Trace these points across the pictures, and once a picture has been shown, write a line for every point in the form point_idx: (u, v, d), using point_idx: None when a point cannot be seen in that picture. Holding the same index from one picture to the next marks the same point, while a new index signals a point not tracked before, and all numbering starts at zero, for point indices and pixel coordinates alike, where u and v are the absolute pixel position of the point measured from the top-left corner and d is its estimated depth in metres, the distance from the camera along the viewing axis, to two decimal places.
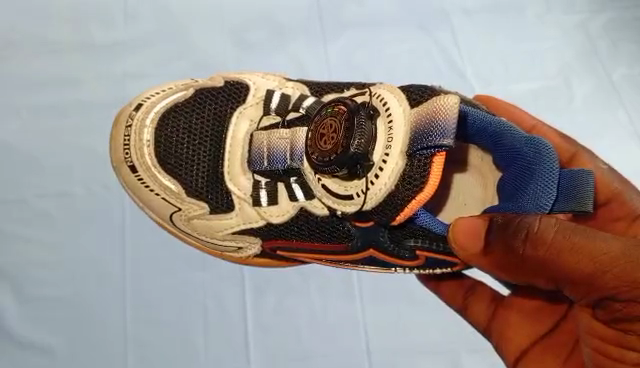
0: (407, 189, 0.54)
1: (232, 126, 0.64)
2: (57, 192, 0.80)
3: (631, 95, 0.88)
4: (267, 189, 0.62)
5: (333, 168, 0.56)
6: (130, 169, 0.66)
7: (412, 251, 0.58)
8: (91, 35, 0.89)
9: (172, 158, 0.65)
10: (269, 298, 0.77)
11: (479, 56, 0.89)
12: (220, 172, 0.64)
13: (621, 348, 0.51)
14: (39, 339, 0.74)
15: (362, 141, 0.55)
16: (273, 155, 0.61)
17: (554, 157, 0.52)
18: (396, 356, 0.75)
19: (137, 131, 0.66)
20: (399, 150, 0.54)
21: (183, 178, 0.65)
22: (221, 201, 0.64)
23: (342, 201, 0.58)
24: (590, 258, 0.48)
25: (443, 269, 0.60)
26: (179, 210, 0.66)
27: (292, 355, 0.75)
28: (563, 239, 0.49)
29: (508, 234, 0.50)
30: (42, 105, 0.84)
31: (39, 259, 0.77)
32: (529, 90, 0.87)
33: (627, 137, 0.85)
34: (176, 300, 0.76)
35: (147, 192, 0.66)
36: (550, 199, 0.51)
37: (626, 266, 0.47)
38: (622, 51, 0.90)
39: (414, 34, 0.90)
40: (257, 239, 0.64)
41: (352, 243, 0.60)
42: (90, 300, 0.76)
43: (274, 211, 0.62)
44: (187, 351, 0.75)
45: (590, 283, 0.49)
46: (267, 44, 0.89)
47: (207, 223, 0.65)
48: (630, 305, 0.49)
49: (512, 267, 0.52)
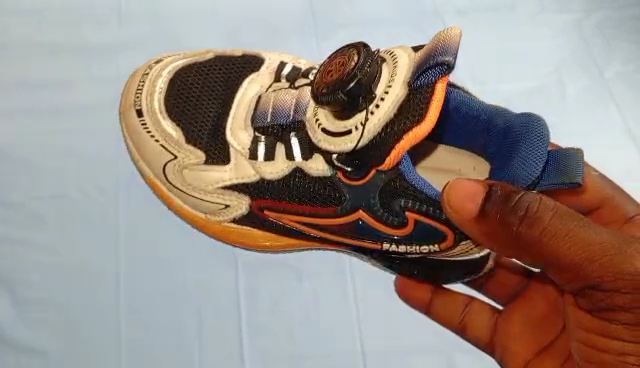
0: (405, 118, 0.59)
1: (243, 88, 0.72)
2: (52, 194, 0.79)
3: (625, 94, 0.88)
4: (266, 142, 0.68)
5: (338, 95, 0.60)
6: (137, 114, 0.73)
7: (401, 213, 0.63)
8: (86, 38, 0.89)
9: (178, 109, 0.72)
10: (265, 298, 0.76)
11: (475, 56, 0.90)
12: (221, 127, 0.70)
13: (607, 339, 0.57)
14: (32, 342, 0.73)
15: (367, 72, 0.60)
16: (278, 112, 0.67)
17: (545, 136, 0.58)
18: (391, 356, 0.75)
19: (152, 81, 0.74)
20: (399, 83, 0.60)
21: (185, 126, 0.71)
22: (218, 153, 0.70)
23: (340, 140, 0.62)
24: (580, 247, 0.53)
25: (427, 245, 0.65)
26: (175, 159, 0.71)
27: (288, 356, 0.74)
28: (559, 225, 0.53)
29: (508, 207, 0.53)
30: (35, 107, 0.84)
31: (34, 261, 0.76)
32: (524, 89, 0.87)
33: (621, 134, 0.85)
34: (172, 300, 0.75)
35: (148, 138, 0.72)
36: (538, 168, 0.57)
37: (608, 259, 0.53)
38: (616, 50, 0.91)
39: (409, 36, 0.91)
40: (246, 196, 0.70)
41: (342, 204, 0.66)
42: (84, 301, 0.75)
43: (269, 168, 0.68)
44: (182, 352, 0.74)
45: (575, 271, 0.54)
46: (262, 46, 0.90)
47: (198, 175, 0.70)
48: (612, 294, 0.54)
49: (496, 235, 0.54)
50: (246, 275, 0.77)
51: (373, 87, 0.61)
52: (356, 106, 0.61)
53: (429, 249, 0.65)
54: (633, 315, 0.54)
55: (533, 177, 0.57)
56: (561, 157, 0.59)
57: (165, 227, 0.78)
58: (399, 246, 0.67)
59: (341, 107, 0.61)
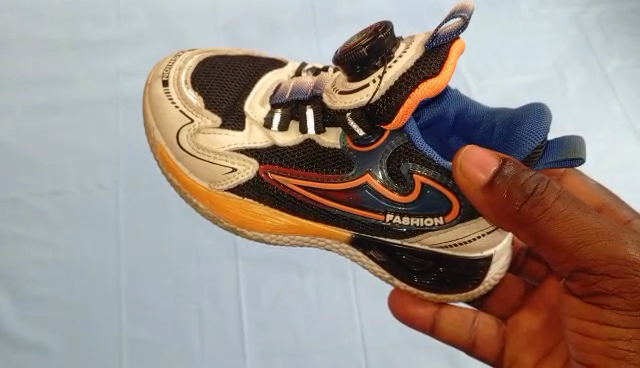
0: (422, 70, 0.56)
1: (266, 77, 0.68)
2: (53, 190, 0.79)
3: (626, 87, 0.87)
4: (282, 112, 0.63)
5: (358, 50, 0.57)
6: (161, 82, 0.67)
7: (409, 179, 0.58)
8: (86, 36, 0.90)
9: (204, 82, 0.67)
10: (265, 294, 0.76)
11: (472, 53, 0.89)
12: (241, 102, 0.66)
13: (605, 326, 0.54)
14: (31, 338, 0.72)
15: (387, 33, 0.58)
16: (296, 90, 0.63)
17: (545, 113, 0.56)
18: (393, 352, 0.74)
19: (183, 58, 0.69)
20: (416, 46, 0.57)
21: (206, 96, 0.66)
22: (235, 121, 0.64)
23: (356, 96, 0.58)
24: (578, 230, 0.52)
25: (429, 218, 0.59)
26: (190, 124, 0.64)
27: (289, 352, 0.73)
28: (561, 207, 0.52)
29: (515, 182, 0.52)
30: (34, 104, 0.84)
31: (34, 257, 0.76)
32: (525, 82, 0.87)
33: (622, 128, 0.84)
34: (173, 296, 0.75)
35: (166, 103, 0.66)
36: (535, 141, 0.54)
37: (601, 244, 0.51)
38: (616, 43, 0.91)
39: (407, 30, 0.92)
40: (254, 162, 0.62)
41: (349, 171, 0.60)
42: (85, 297, 0.74)
43: (280, 136, 0.63)
44: (182, 348, 0.73)
45: (569, 254, 0.52)
46: (261, 42, 0.90)
47: (213, 137, 0.63)
48: (603, 278, 0.52)
49: (500, 210, 0.53)
50: (247, 270, 0.77)
51: (394, 49, 0.58)
52: (374, 66, 0.58)
53: (434, 224, 0.60)
54: (625, 300, 0.52)
55: (530, 151, 0.55)
56: (562, 141, 0.56)
57: (167, 224, 0.78)
58: (405, 225, 0.60)
59: (360, 65, 0.58)
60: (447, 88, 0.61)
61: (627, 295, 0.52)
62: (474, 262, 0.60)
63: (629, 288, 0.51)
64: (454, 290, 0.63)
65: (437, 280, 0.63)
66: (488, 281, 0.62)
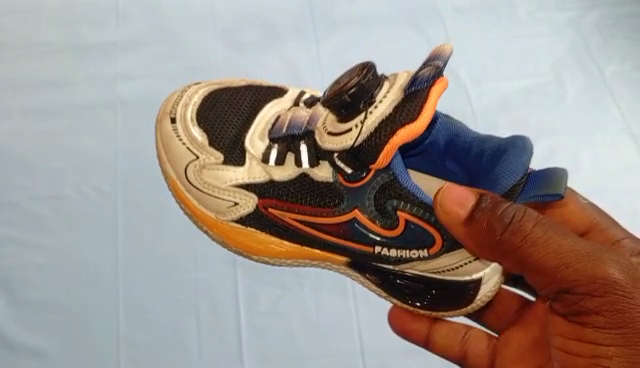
0: (402, 116, 0.56)
1: (267, 107, 0.66)
2: (50, 194, 0.79)
3: (624, 91, 0.87)
4: (279, 148, 0.63)
5: (341, 97, 0.57)
6: (169, 120, 0.67)
7: (393, 214, 0.60)
8: (84, 38, 0.90)
9: (208, 117, 0.66)
10: (263, 298, 0.76)
11: (472, 54, 0.89)
12: (242, 137, 0.65)
13: (588, 345, 0.55)
14: (28, 342, 0.72)
15: (370, 77, 0.58)
16: (292, 124, 0.63)
17: (527, 149, 0.56)
18: (390, 357, 0.74)
19: (191, 92, 0.69)
20: (397, 91, 0.57)
21: (210, 132, 0.66)
22: (236, 156, 0.65)
23: (341, 139, 0.59)
24: (558, 253, 0.53)
25: (414, 250, 0.61)
26: (195, 160, 0.65)
27: (287, 356, 0.73)
28: (540, 233, 0.53)
29: (494, 214, 0.54)
30: (32, 107, 0.84)
31: (31, 261, 0.76)
32: (523, 86, 0.87)
33: (619, 133, 0.84)
34: (170, 300, 0.75)
35: (174, 140, 0.66)
36: (514, 177, 0.55)
37: (580, 265, 0.53)
38: (614, 47, 0.91)
39: (405, 32, 0.92)
40: (253, 196, 0.64)
41: (338, 204, 0.61)
42: (82, 301, 0.74)
43: (277, 170, 0.63)
44: (180, 352, 0.73)
45: (551, 276, 0.54)
46: (260, 45, 0.90)
47: (217, 173, 0.65)
48: (584, 298, 0.53)
49: (483, 241, 0.55)
50: (245, 274, 0.76)
51: (376, 91, 0.58)
52: (357, 110, 0.58)
53: (419, 255, 0.61)
54: (607, 318, 0.53)
55: (510, 186, 0.55)
56: (545, 173, 0.57)
57: (164, 228, 0.78)
58: (397, 256, 0.62)
59: (345, 108, 0.58)
60: (437, 116, 0.61)
61: (608, 313, 0.53)
62: (464, 285, 0.61)
63: (610, 306, 0.53)
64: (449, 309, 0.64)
65: (432, 299, 0.64)
66: (479, 299, 0.62)
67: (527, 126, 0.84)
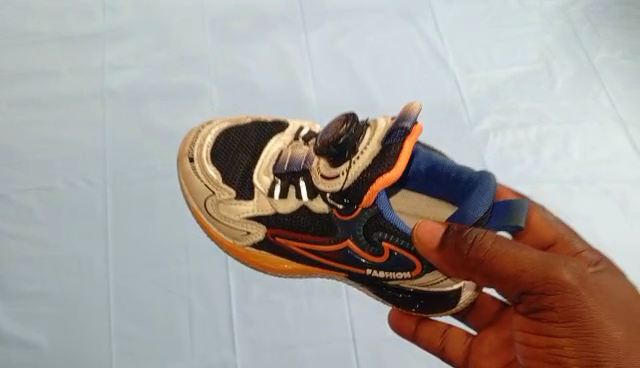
0: (380, 166, 0.62)
1: (272, 142, 0.72)
2: (39, 186, 0.79)
3: (613, 79, 0.87)
4: (282, 183, 0.69)
5: (328, 149, 0.64)
6: (188, 159, 0.73)
7: (379, 243, 0.65)
8: (72, 29, 0.89)
9: (221, 156, 0.72)
10: (255, 289, 0.75)
11: (461, 44, 0.90)
12: (251, 174, 0.70)
13: (543, 336, 0.56)
14: (17, 334, 0.71)
15: (351, 131, 0.64)
16: (293, 161, 0.69)
17: (490, 186, 0.59)
18: (383, 348, 0.73)
19: (205, 132, 0.74)
20: (375, 142, 0.63)
21: (223, 168, 0.71)
22: (246, 190, 0.70)
23: (330, 182, 0.64)
24: (517, 264, 0.56)
25: (399, 272, 0.66)
26: (212, 195, 0.71)
27: (279, 346, 0.73)
28: (499, 247, 0.57)
29: (457, 235, 0.57)
30: (20, 99, 0.84)
31: (20, 253, 0.75)
32: (512, 75, 0.87)
33: (609, 120, 0.84)
34: (162, 292, 0.74)
35: (193, 178, 0.72)
36: (479, 210, 0.58)
37: (534, 270, 0.56)
38: (604, 35, 0.91)
39: (395, 21, 0.91)
40: (262, 226, 0.70)
41: (333, 233, 0.67)
42: (73, 294, 0.73)
43: (282, 203, 0.68)
44: (172, 343, 0.72)
45: (511, 283, 0.56)
46: (249, 35, 0.90)
47: (231, 208, 0.70)
48: (540, 297, 0.56)
49: (454, 261, 0.58)
50: (236, 266, 0.76)
51: (358, 142, 0.64)
52: (344, 159, 0.64)
53: (403, 277, 0.66)
54: (558, 312, 0.55)
55: (477, 217, 0.58)
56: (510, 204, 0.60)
57: (154, 220, 0.78)
58: (386, 277, 0.67)
59: (333, 158, 0.64)
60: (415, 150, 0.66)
61: (559, 308, 0.55)
62: (446, 294, 0.67)
63: (561, 302, 0.55)
64: (439, 311, 0.68)
65: (425, 303, 0.68)
66: (462, 303, 0.68)
67: (518, 115, 0.84)
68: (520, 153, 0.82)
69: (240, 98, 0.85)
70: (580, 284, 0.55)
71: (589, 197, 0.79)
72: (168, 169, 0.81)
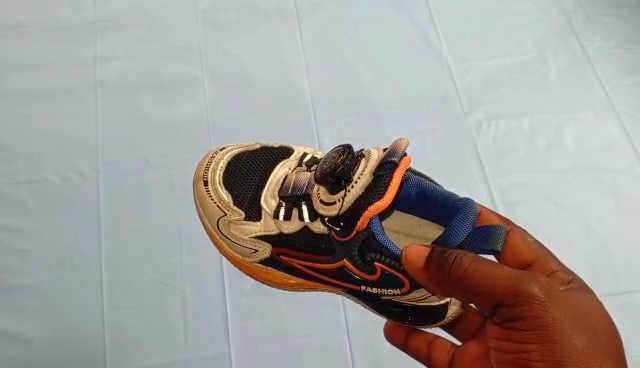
0: (373, 194, 0.58)
1: (278, 168, 0.70)
2: (31, 178, 0.78)
3: (607, 68, 0.87)
4: (286, 205, 0.65)
5: (326, 178, 0.60)
6: (203, 183, 0.71)
7: (371, 263, 0.61)
8: (62, 20, 0.89)
9: (233, 179, 0.70)
10: (249, 280, 0.75)
11: (455, 34, 0.89)
12: (259, 196, 0.68)
13: (515, 344, 0.52)
14: (10, 327, 0.71)
15: (345, 159, 0.60)
16: (297, 184, 0.65)
17: (471, 213, 0.55)
18: (378, 337, 0.72)
19: (220, 157, 0.72)
20: (369, 171, 0.59)
21: (234, 190, 0.69)
22: (255, 210, 0.67)
23: (326, 207, 0.61)
24: (493, 279, 0.51)
25: (390, 289, 0.62)
26: (224, 215, 0.68)
27: (273, 336, 0.72)
28: (479, 265, 0.52)
29: (439, 255, 0.53)
30: (11, 91, 0.83)
31: (12, 246, 0.74)
32: (505, 65, 0.87)
33: (602, 110, 0.84)
34: (155, 284, 0.74)
35: (207, 200, 0.70)
36: (461, 234, 0.54)
37: (506, 283, 0.51)
38: (597, 24, 0.91)
39: (388, 11, 0.91)
40: (267, 245, 0.67)
41: (329, 251, 0.63)
42: (65, 286, 0.73)
43: (285, 223, 0.65)
44: (166, 335, 0.71)
45: (487, 299, 0.52)
46: (242, 25, 0.89)
47: (241, 227, 0.67)
48: (512, 308, 0.51)
49: (436, 279, 0.54)
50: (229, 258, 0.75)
51: (354, 171, 0.60)
52: (341, 187, 0.60)
53: (394, 293, 0.62)
54: (526, 321, 0.50)
55: (458, 241, 0.54)
56: (494, 230, 0.56)
57: (147, 212, 0.77)
58: (380, 293, 0.63)
59: (331, 185, 0.60)
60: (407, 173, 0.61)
61: (529, 318, 0.50)
62: (433, 308, 0.62)
63: (531, 312, 0.50)
64: (428, 322, 0.64)
65: (415, 317, 0.64)
66: (449, 315, 0.63)
67: (511, 105, 0.84)
68: (514, 143, 0.81)
69: (233, 88, 0.85)
70: (547, 297, 0.50)
71: (583, 187, 0.79)
72: (161, 160, 0.80)
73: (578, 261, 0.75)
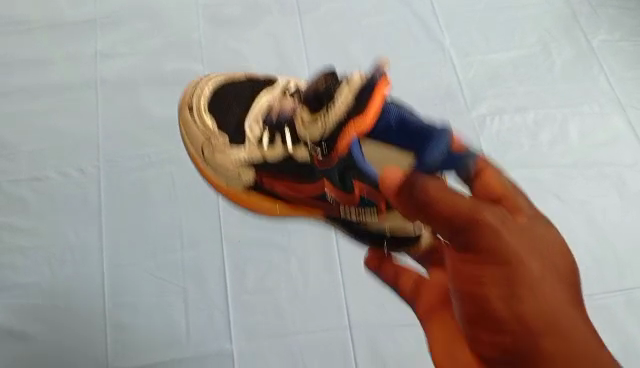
0: (355, 105, 0.51)
1: (263, 93, 0.63)
2: (32, 176, 0.78)
3: (612, 60, 0.86)
4: (269, 126, 0.60)
5: (311, 96, 0.53)
6: (188, 110, 0.65)
7: (349, 185, 0.54)
8: (63, 17, 0.89)
9: (218, 102, 0.64)
10: (250, 276, 0.73)
11: (458, 28, 0.89)
12: (242, 125, 0.62)
13: (475, 284, 0.39)
14: (10, 325, 0.70)
15: (325, 79, 0.53)
16: (281, 111, 0.60)
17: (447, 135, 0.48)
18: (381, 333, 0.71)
19: (205, 86, 0.66)
20: (347, 91, 0.51)
21: (218, 118, 0.63)
22: (238, 134, 0.62)
23: (303, 125, 0.55)
24: (455, 204, 0.42)
25: (369, 210, 0.55)
26: (207, 148, 0.62)
27: (275, 332, 0.70)
28: (446, 193, 0.42)
29: (411, 180, 0.44)
30: (12, 88, 0.83)
31: (13, 244, 0.74)
32: (509, 58, 0.86)
33: (607, 103, 0.83)
34: (156, 280, 0.73)
35: (188, 118, 0.65)
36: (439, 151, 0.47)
37: (466, 207, 0.41)
38: (603, 17, 0.90)
39: (391, 4, 0.90)
40: (251, 171, 0.60)
41: (310, 172, 0.57)
42: (66, 284, 0.72)
43: (270, 151, 0.59)
44: (167, 332, 0.70)
45: (445, 225, 0.42)
46: (243, 19, 0.89)
47: (225, 156, 0.61)
48: (464, 233, 0.41)
49: (408, 208, 0.44)
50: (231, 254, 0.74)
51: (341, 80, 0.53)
52: (317, 107, 0.53)
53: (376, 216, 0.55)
54: (483, 252, 0.40)
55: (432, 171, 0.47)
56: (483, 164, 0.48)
57: (148, 208, 0.76)
58: (361, 217, 0.57)
59: (313, 104, 0.53)
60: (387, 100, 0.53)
61: (484, 251, 0.40)
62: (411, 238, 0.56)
63: (488, 242, 0.40)
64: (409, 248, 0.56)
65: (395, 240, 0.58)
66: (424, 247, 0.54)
67: (515, 99, 0.83)
68: (517, 137, 0.81)
69: None
70: (505, 228, 0.40)
71: (586, 181, 0.78)
72: (162, 157, 0.79)
73: (583, 255, 0.73)
